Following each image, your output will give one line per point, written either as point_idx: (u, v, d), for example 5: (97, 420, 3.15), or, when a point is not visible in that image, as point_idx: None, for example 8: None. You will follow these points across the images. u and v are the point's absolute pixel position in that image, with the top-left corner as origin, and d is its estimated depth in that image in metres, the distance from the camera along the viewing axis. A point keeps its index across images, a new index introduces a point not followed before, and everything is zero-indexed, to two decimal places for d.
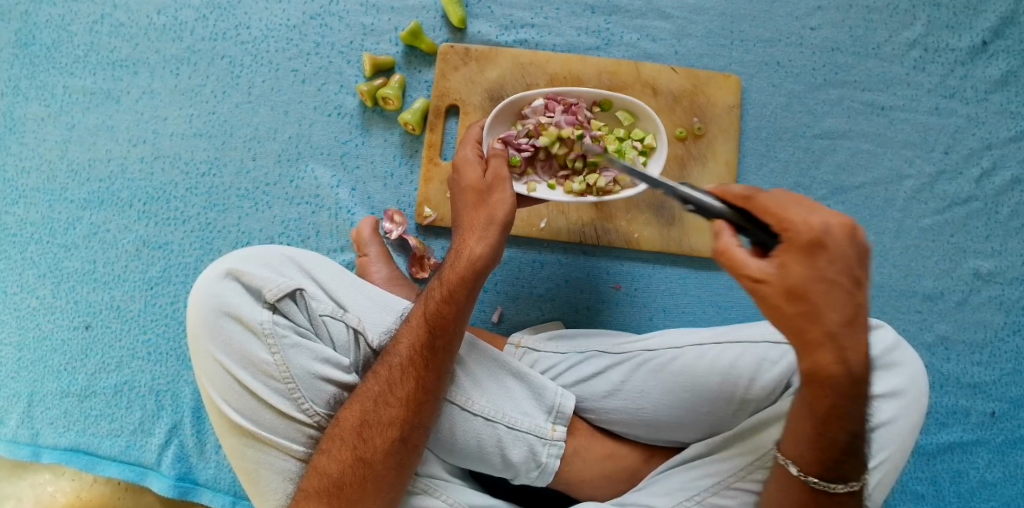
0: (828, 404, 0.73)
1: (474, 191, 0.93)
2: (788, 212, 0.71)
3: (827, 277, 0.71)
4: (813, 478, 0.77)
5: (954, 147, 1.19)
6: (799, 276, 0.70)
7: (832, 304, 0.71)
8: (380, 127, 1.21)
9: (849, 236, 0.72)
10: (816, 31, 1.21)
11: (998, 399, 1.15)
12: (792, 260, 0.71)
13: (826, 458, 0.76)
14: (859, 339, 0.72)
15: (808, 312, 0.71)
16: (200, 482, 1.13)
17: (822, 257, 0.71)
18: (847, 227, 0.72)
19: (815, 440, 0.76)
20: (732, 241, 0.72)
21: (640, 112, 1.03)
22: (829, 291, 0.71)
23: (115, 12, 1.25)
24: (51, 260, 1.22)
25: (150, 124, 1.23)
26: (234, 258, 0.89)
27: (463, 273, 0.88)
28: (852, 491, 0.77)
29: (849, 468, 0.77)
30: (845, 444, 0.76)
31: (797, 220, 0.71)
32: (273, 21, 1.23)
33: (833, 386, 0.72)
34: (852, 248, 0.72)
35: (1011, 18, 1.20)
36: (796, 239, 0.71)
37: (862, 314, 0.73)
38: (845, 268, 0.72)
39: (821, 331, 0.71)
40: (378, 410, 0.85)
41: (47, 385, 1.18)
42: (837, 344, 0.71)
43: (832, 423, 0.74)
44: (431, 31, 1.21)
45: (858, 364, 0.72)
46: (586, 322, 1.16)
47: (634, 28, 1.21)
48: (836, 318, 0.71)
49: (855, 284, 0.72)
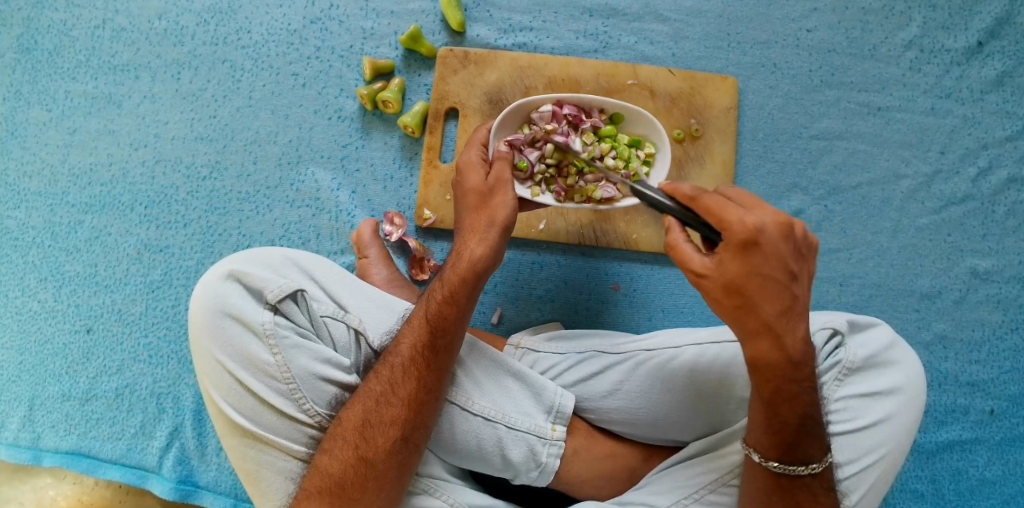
0: (773, 389, 0.77)
1: (476, 194, 0.94)
2: (725, 212, 0.74)
3: (763, 272, 0.74)
4: (774, 462, 0.79)
5: (950, 147, 1.20)
6: (736, 271, 0.74)
7: (767, 296, 0.74)
8: (380, 130, 1.22)
9: (786, 233, 0.75)
10: (813, 33, 1.22)
11: (997, 397, 1.15)
12: (728, 256, 0.74)
13: (783, 442, 0.78)
14: (798, 327, 0.76)
15: (743, 305, 0.75)
16: (202, 484, 1.14)
17: (756, 255, 0.73)
18: (783, 224, 0.75)
19: (768, 424, 0.78)
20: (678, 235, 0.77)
21: (640, 118, 1.03)
22: (765, 285, 0.74)
23: (117, 18, 1.26)
24: (52, 263, 1.22)
25: (151, 128, 1.24)
26: (235, 260, 0.89)
27: (464, 274, 0.89)
28: (813, 474, 0.79)
29: (807, 451, 0.78)
30: (799, 427, 0.78)
31: (733, 217, 0.74)
32: (274, 26, 1.24)
33: (775, 370, 0.76)
34: (787, 244, 0.75)
35: (1006, 19, 1.21)
36: (733, 237, 0.74)
37: (800, 304, 0.76)
38: (781, 263, 0.75)
39: (757, 322, 0.75)
40: (380, 409, 0.85)
41: (48, 388, 1.19)
42: (773, 334, 0.75)
43: (780, 407, 0.77)
44: (430, 34, 1.22)
45: (797, 350, 0.76)
46: (586, 323, 1.17)
47: (632, 31, 1.22)
48: (772, 309, 0.75)
49: (792, 277, 0.75)
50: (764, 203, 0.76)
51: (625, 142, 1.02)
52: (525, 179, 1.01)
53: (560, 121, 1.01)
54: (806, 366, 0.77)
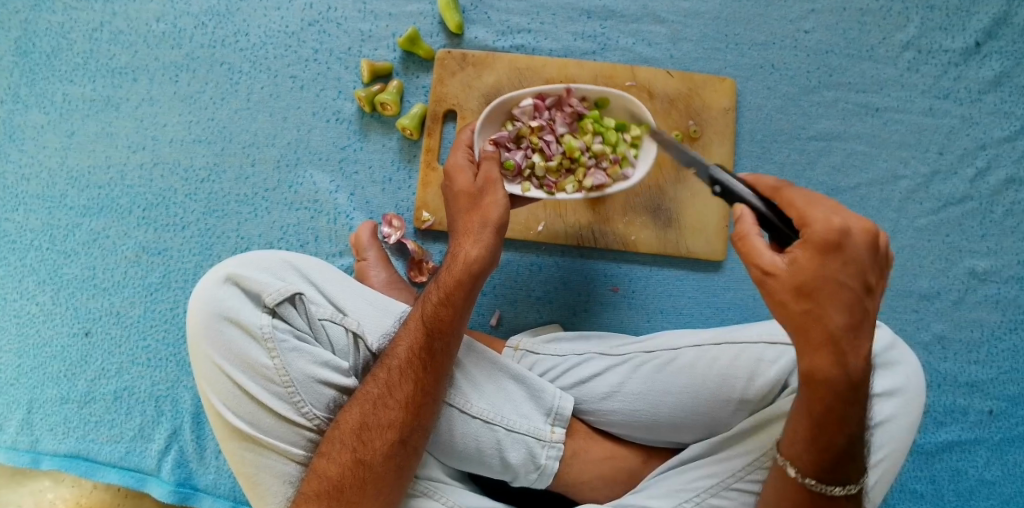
0: (828, 405, 0.73)
1: (466, 196, 0.94)
2: (810, 211, 0.71)
3: (840, 279, 0.70)
4: (812, 480, 0.76)
5: (948, 147, 1.20)
6: (810, 274, 0.70)
7: (839, 306, 0.71)
8: (378, 132, 1.22)
9: (871, 241, 0.72)
10: (810, 34, 1.22)
11: (996, 397, 1.15)
12: (806, 256, 0.71)
13: (827, 459, 0.75)
14: (862, 344, 0.72)
15: (814, 311, 0.71)
16: (200, 487, 1.13)
17: (837, 259, 0.70)
18: (869, 232, 0.72)
19: (812, 440, 0.75)
20: (750, 227, 0.73)
21: (625, 101, 1.02)
22: (839, 294, 0.70)
23: (114, 20, 1.26)
24: (50, 266, 1.22)
25: (149, 131, 1.24)
26: (232, 263, 0.89)
27: (459, 276, 0.89)
28: (848, 495, 0.77)
29: (846, 471, 0.76)
30: (842, 444, 0.75)
31: (815, 217, 0.71)
32: (272, 28, 1.24)
33: (830, 385, 0.72)
34: (869, 255, 0.72)
35: (1003, 19, 1.21)
36: (814, 237, 0.70)
37: (869, 320, 0.73)
38: (860, 273, 0.71)
39: (823, 332, 0.71)
40: (377, 412, 0.85)
41: (46, 391, 1.19)
42: (838, 346, 0.71)
43: (829, 424, 0.74)
44: (428, 36, 1.22)
45: (857, 367, 0.72)
46: (584, 325, 1.17)
47: (630, 33, 1.22)
48: (841, 321, 0.71)
49: (867, 290, 0.72)
50: (850, 210, 0.73)
51: (612, 126, 1.01)
52: (514, 177, 1.02)
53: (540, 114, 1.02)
54: (863, 383, 0.74)
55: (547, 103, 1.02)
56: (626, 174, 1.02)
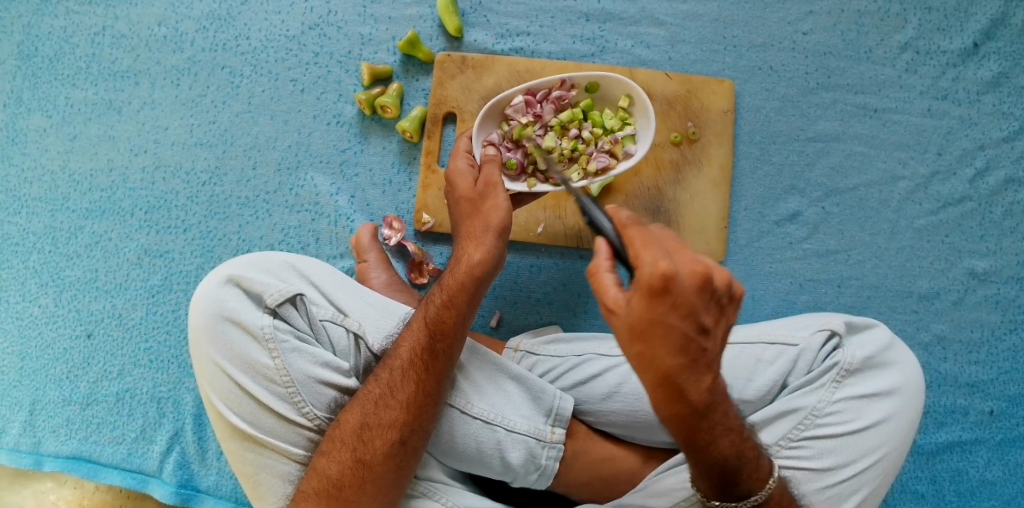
0: (686, 436, 0.71)
1: (467, 201, 0.95)
2: (642, 252, 0.67)
3: (668, 321, 0.66)
4: (716, 502, 0.76)
5: (947, 148, 1.20)
6: (641, 316, 0.66)
7: (668, 348, 0.66)
8: (378, 134, 1.22)
9: (702, 283, 0.67)
10: (808, 36, 1.22)
11: (996, 397, 1.15)
12: (636, 297, 0.66)
13: (714, 483, 0.75)
14: (701, 379, 0.68)
15: (644, 354, 0.67)
16: (202, 488, 1.14)
17: (666, 302, 0.65)
18: (700, 275, 0.67)
19: (700, 469, 0.74)
20: (603, 261, 0.70)
21: (610, 81, 1.05)
22: (667, 336, 0.66)
23: (116, 24, 1.27)
24: (53, 269, 1.23)
25: (151, 134, 1.25)
26: (234, 265, 0.90)
27: (462, 279, 0.90)
28: (757, 504, 0.77)
29: (741, 483, 0.75)
30: (723, 467, 0.74)
31: (644, 261, 0.66)
32: (273, 32, 1.25)
33: (678, 419, 0.69)
34: (704, 298, 0.67)
35: (1001, 20, 1.21)
36: (641, 281, 0.66)
37: (709, 358, 0.69)
38: (689, 315, 0.66)
39: (656, 374, 0.67)
40: (379, 412, 0.85)
41: (49, 393, 1.19)
42: (673, 387, 0.67)
43: (699, 453, 0.72)
44: (428, 40, 1.23)
45: (703, 401, 0.69)
46: (584, 326, 1.17)
47: (628, 35, 1.22)
48: (673, 363, 0.67)
49: (703, 331, 0.68)
50: (686, 252, 0.68)
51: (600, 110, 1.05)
52: (518, 175, 1.05)
53: (533, 111, 1.04)
54: (715, 412, 0.71)
55: (538, 97, 1.04)
56: (630, 151, 1.04)
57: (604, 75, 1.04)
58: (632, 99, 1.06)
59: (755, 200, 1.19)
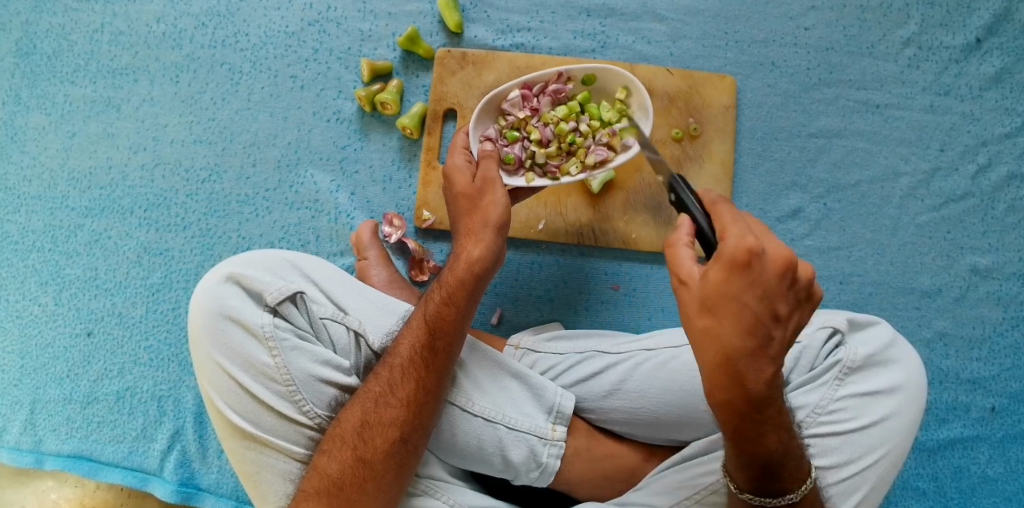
0: (734, 425, 0.69)
1: (465, 198, 0.95)
2: (728, 230, 0.68)
3: (743, 298, 0.66)
4: (748, 494, 0.74)
5: (949, 144, 1.19)
6: (716, 290, 0.67)
7: (738, 325, 0.66)
8: (378, 131, 1.22)
9: (784, 270, 0.67)
10: (810, 31, 1.22)
11: (998, 394, 1.15)
12: (713, 270, 0.67)
13: (752, 476, 0.73)
14: (763, 367, 0.67)
15: (712, 328, 0.67)
16: (203, 486, 1.14)
17: (744, 278, 0.66)
18: (784, 262, 0.67)
19: (739, 461, 0.72)
20: (682, 238, 0.71)
21: (607, 73, 1.03)
22: (739, 312, 0.66)
23: (115, 21, 1.27)
24: (52, 267, 1.22)
25: (150, 132, 1.24)
26: (234, 263, 0.89)
27: (462, 276, 0.90)
28: (791, 503, 0.74)
29: (783, 483, 0.73)
30: (766, 464, 0.71)
31: (728, 236, 0.68)
32: (272, 28, 1.24)
33: (730, 406, 0.68)
34: (783, 283, 0.67)
35: (1005, 15, 1.21)
36: (723, 255, 0.67)
37: (775, 349, 0.68)
38: (765, 297, 0.67)
39: (717, 350, 0.67)
40: (379, 410, 0.85)
41: (49, 392, 1.19)
42: (733, 366, 0.67)
43: (744, 444, 0.70)
44: (428, 35, 1.22)
45: (760, 390, 0.67)
46: (585, 323, 1.17)
47: (629, 31, 1.22)
48: (739, 341, 0.67)
49: (776, 317, 0.67)
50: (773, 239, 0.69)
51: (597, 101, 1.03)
52: (517, 170, 1.04)
53: (530, 105, 1.04)
54: (771, 408, 0.69)
55: (535, 91, 1.04)
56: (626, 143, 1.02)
57: (600, 66, 1.02)
58: (630, 91, 1.04)
59: (756, 196, 1.18)
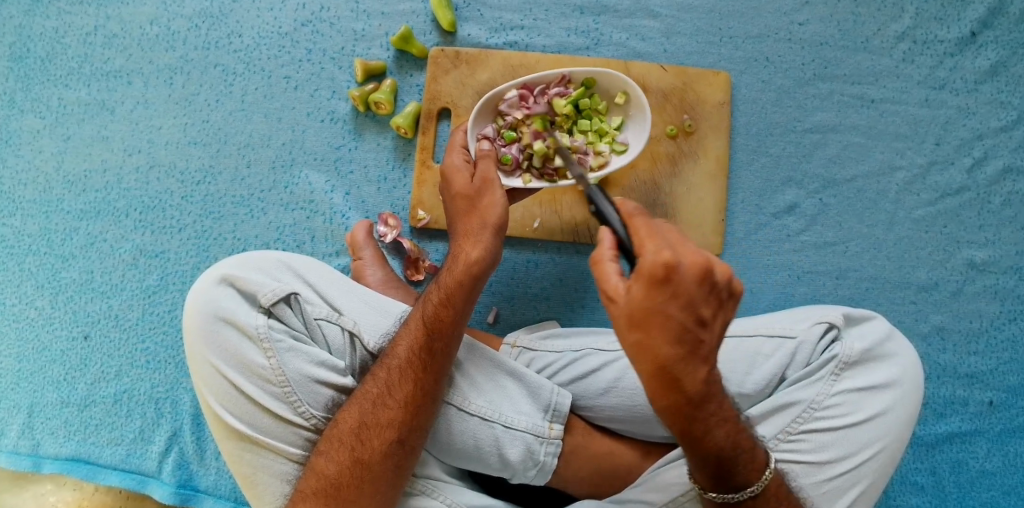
0: (681, 428, 0.69)
1: (464, 198, 0.95)
2: (645, 243, 0.67)
3: (667, 310, 0.65)
4: (711, 493, 0.75)
5: (945, 138, 1.19)
6: (640, 306, 0.65)
7: (666, 337, 0.65)
8: (373, 131, 1.21)
9: (702, 275, 0.67)
10: (805, 26, 1.21)
11: (996, 388, 1.15)
12: (635, 286, 0.66)
13: (710, 474, 0.73)
14: (697, 370, 0.67)
15: (642, 342, 0.66)
16: (201, 488, 1.13)
17: (667, 292, 0.65)
18: (701, 266, 0.66)
19: (694, 461, 0.72)
20: (605, 251, 0.69)
21: (607, 77, 1.04)
22: (664, 325, 0.65)
23: (108, 24, 1.26)
24: (49, 271, 1.22)
25: (145, 134, 1.24)
26: (229, 265, 0.89)
27: (460, 277, 0.89)
28: (754, 496, 0.75)
29: (738, 476, 0.74)
30: (719, 459, 0.72)
31: (647, 250, 0.66)
32: (265, 29, 1.24)
33: (674, 411, 0.68)
34: (704, 288, 0.67)
35: (999, 8, 1.20)
36: (643, 270, 0.65)
37: (706, 349, 0.68)
38: (688, 305, 0.66)
39: (651, 363, 0.66)
40: (376, 412, 0.85)
41: (47, 395, 1.19)
42: (668, 376, 0.66)
43: (693, 444, 0.70)
44: (422, 35, 1.22)
45: (698, 392, 0.67)
46: (582, 321, 1.17)
47: (623, 28, 1.21)
48: (669, 352, 0.66)
49: (701, 321, 0.67)
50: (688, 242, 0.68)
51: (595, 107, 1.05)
52: (513, 170, 1.04)
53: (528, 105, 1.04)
54: (711, 403, 0.69)
55: (534, 91, 1.04)
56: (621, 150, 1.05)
57: (601, 70, 1.03)
58: (628, 96, 1.05)
59: (752, 192, 1.18)
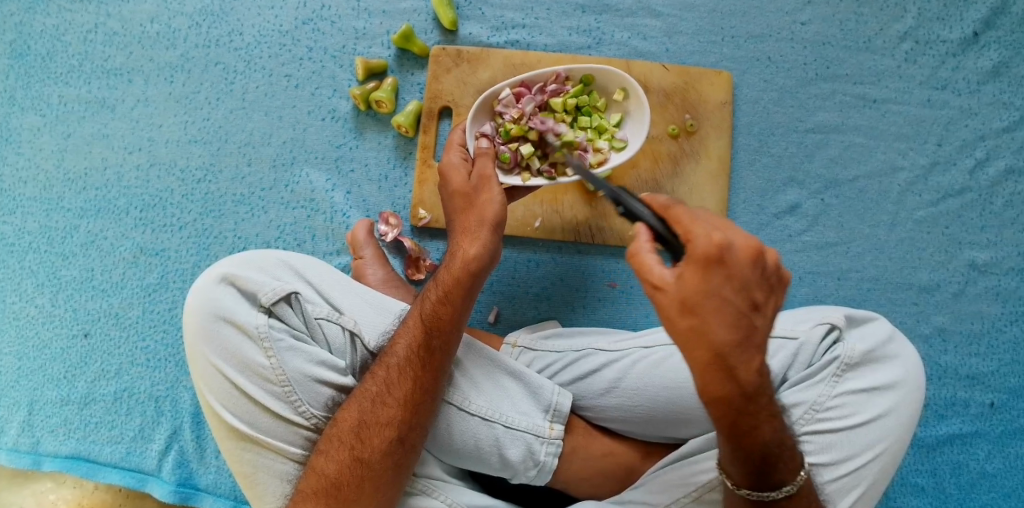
0: (729, 422, 0.68)
1: (462, 196, 0.95)
2: (694, 226, 0.67)
3: (722, 295, 0.65)
4: (745, 490, 0.74)
5: (947, 138, 1.19)
6: (693, 289, 0.65)
7: (722, 323, 0.65)
8: (373, 130, 1.21)
9: (754, 259, 0.67)
10: (807, 26, 1.21)
11: (997, 389, 1.15)
12: (689, 270, 0.66)
13: (749, 469, 0.72)
14: (752, 359, 0.67)
15: (697, 328, 0.65)
16: (201, 487, 1.13)
17: (720, 274, 0.65)
18: (752, 250, 0.67)
19: (734, 457, 0.71)
20: (643, 239, 0.69)
21: (605, 74, 1.04)
22: (720, 309, 0.65)
23: (109, 21, 1.26)
24: (49, 268, 1.22)
25: (145, 132, 1.24)
26: (229, 264, 0.89)
27: (458, 274, 0.89)
28: (790, 495, 0.74)
29: (779, 474, 0.73)
30: (762, 457, 0.71)
31: (697, 234, 0.67)
32: (266, 27, 1.24)
33: (725, 404, 0.66)
34: (755, 272, 0.67)
35: (1002, 9, 1.20)
36: (696, 252, 0.66)
37: (760, 338, 0.67)
38: (742, 290, 0.66)
39: (707, 351, 0.65)
40: (376, 410, 0.85)
41: (47, 393, 1.19)
42: (724, 365, 0.65)
43: (740, 440, 0.69)
44: (423, 33, 1.22)
45: (752, 383, 0.66)
46: (582, 321, 1.16)
47: (625, 27, 1.21)
48: (725, 339, 0.65)
49: (754, 307, 0.67)
50: (736, 227, 0.69)
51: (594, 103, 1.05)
52: (512, 168, 1.04)
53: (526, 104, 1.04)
54: (763, 396, 0.68)
55: (532, 90, 1.04)
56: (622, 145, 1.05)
57: (599, 67, 1.03)
58: (627, 93, 1.05)
59: (754, 193, 1.18)
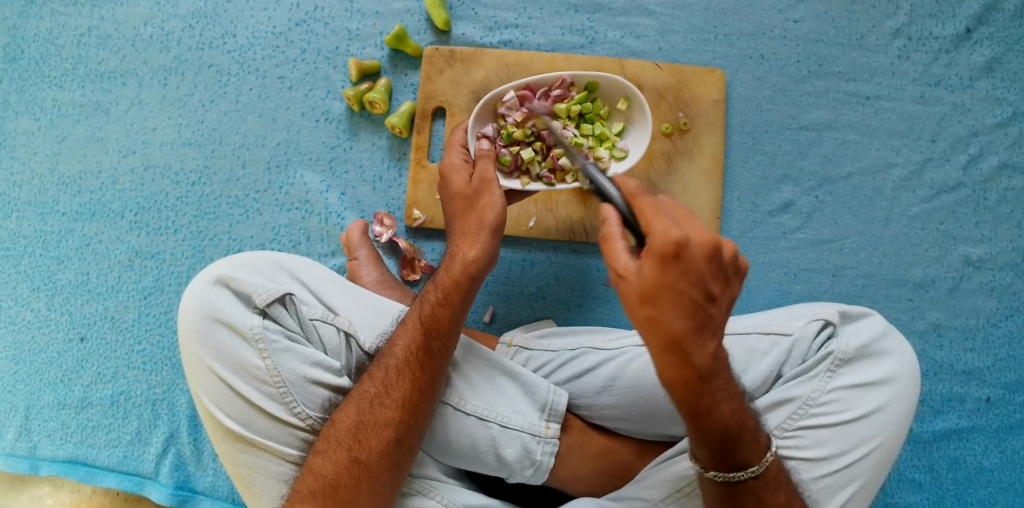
0: (690, 406, 0.69)
1: (462, 197, 0.94)
2: (654, 220, 0.68)
3: (679, 286, 0.66)
4: (712, 472, 0.75)
5: (941, 134, 1.19)
6: (652, 280, 0.66)
7: (677, 311, 0.66)
8: (368, 131, 1.21)
9: (712, 252, 0.68)
10: (800, 23, 1.21)
11: (993, 384, 1.15)
12: (648, 262, 0.67)
13: (714, 452, 0.73)
14: (707, 345, 0.68)
15: (654, 318, 0.67)
16: (199, 490, 1.13)
17: (678, 267, 0.66)
18: (710, 243, 0.68)
19: (699, 440, 0.72)
20: (612, 230, 0.70)
21: (609, 82, 1.04)
22: (676, 299, 0.66)
23: (102, 25, 1.26)
24: (44, 272, 1.22)
25: (139, 135, 1.24)
26: (223, 265, 0.89)
27: (458, 277, 0.89)
28: (756, 475, 0.75)
29: (743, 456, 0.74)
30: (725, 439, 0.72)
31: (656, 227, 0.67)
32: (260, 29, 1.24)
33: (684, 387, 0.68)
34: (713, 265, 0.68)
35: (994, 5, 1.20)
36: (654, 246, 0.66)
37: (714, 325, 0.69)
38: (699, 281, 0.67)
39: (663, 338, 0.67)
40: (375, 411, 0.85)
41: (44, 397, 1.19)
42: (679, 351, 0.67)
43: (701, 423, 0.71)
44: (416, 34, 1.22)
45: (708, 367, 0.68)
46: (578, 320, 1.17)
47: (618, 26, 1.21)
48: (681, 326, 0.67)
49: (709, 297, 0.68)
50: (695, 220, 0.70)
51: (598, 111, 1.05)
52: (512, 172, 1.04)
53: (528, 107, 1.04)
54: (720, 379, 0.70)
55: (535, 93, 1.04)
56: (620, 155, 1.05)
57: (604, 75, 1.03)
58: (630, 102, 1.05)
59: (748, 191, 1.18)
